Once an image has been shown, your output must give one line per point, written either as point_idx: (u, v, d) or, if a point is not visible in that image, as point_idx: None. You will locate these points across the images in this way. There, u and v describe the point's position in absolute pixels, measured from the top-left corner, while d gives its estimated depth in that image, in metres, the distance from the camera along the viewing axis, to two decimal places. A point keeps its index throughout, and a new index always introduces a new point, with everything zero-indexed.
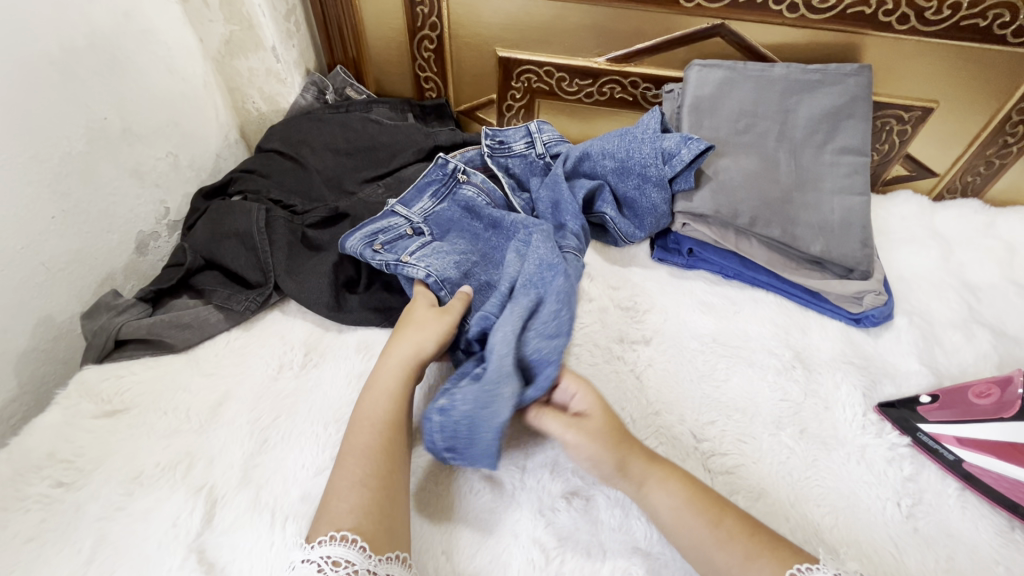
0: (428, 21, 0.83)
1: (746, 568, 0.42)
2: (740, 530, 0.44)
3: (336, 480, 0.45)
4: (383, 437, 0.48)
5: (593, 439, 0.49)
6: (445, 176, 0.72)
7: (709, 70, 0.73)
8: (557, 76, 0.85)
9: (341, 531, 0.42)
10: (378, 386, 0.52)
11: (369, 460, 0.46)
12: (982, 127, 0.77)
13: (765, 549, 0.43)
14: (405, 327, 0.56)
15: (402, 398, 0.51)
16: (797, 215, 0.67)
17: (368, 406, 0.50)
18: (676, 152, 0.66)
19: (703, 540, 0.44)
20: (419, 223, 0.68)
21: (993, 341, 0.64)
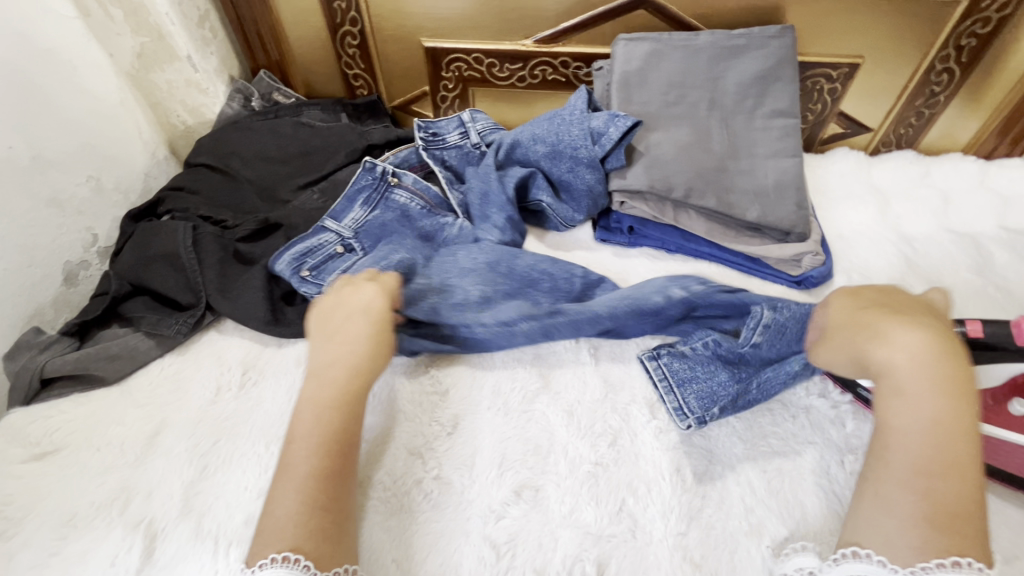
0: (348, 16, 0.81)
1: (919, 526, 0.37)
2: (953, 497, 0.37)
3: (277, 508, 0.41)
4: (334, 456, 0.44)
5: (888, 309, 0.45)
6: (377, 182, 0.69)
7: (636, 44, 0.72)
8: (487, 62, 0.83)
9: (280, 552, 0.38)
10: (324, 398, 0.47)
11: (320, 479, 0.43)
12: (909, 78, 0.77)
13: (955, 525, 0.36)
14: (331, 335, 0.51)
15: (352, 411, 0.47)
16: (731, 183, 0.67)
17: (300, 424, 0.46)
18: (605, 131, 0.66)
19: (924, 485, 0.38)
20: (345, 238, 0.67)
21: (930, 290, 0.65)
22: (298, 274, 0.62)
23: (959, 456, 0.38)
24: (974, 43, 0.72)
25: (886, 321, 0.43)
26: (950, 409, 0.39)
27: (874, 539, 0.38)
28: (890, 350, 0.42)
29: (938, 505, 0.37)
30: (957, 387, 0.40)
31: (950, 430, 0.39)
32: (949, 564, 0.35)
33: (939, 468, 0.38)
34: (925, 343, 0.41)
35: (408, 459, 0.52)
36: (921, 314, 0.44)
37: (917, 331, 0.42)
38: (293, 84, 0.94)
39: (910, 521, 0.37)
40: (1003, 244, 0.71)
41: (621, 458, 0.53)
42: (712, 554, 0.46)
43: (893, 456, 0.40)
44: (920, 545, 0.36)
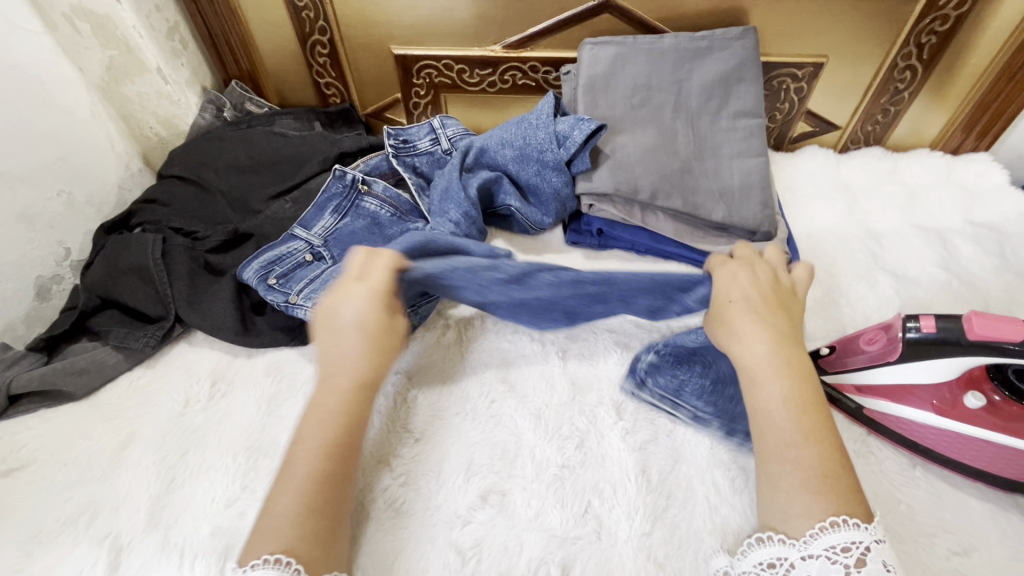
0: (317, 25, 0.81)
1: (802, 491, 0.39)
2: (818, 462, 0.40)
3: (279, 502, 0.41)
4: (337, 459, 0.44)
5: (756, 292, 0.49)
6: (345, 192, 0.70)
7: (601, 47, 0.72)
8: (457, 68, 0.84)
9: (274, 554, 0.38)
10: (329, 404, 0.46)
11: (321, 485, 0.42)
12: (873, 76, 0.78)
13: (831, 490, 0.39)
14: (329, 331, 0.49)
15: (353, 418, 0.46)
16: (697, 184, 0.68)
17: (310, 429, 0.45)
18: (569, 134, 0.66)
19: (805, 461, 0.40)
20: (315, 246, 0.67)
21: (895, 286, 0.66)
22: (265, 282, 0.63)
23: (812, 425, 0.42)
24: (934, 41, 0.73)
25: (740, 317, 0.47)
26: (793, 385, 0.43)
27: (783, 522, 0.39)
28: (749, 338, 0.46)
29: (815, 473, 0.39)
30: (793, 366, 0.45)
31: (801, 399, 0.43)
32: (828, 527, 0.37)
33: (801, 438, 0.41)
34: (768, 333, 0.46)
35: (375, 469, 0.52)
36: (767, 307, 0.48)
37: (763, 326, 0.46)
38: (266, 93, 0.94)
39: (795, 488, 0.39)
40: (968, 238, 0.71)
41: (588, 460, 0.53)
42: (676, 554, 0.47)
43: (766, 434, 0.42)
44: (805, 512, 0.38)
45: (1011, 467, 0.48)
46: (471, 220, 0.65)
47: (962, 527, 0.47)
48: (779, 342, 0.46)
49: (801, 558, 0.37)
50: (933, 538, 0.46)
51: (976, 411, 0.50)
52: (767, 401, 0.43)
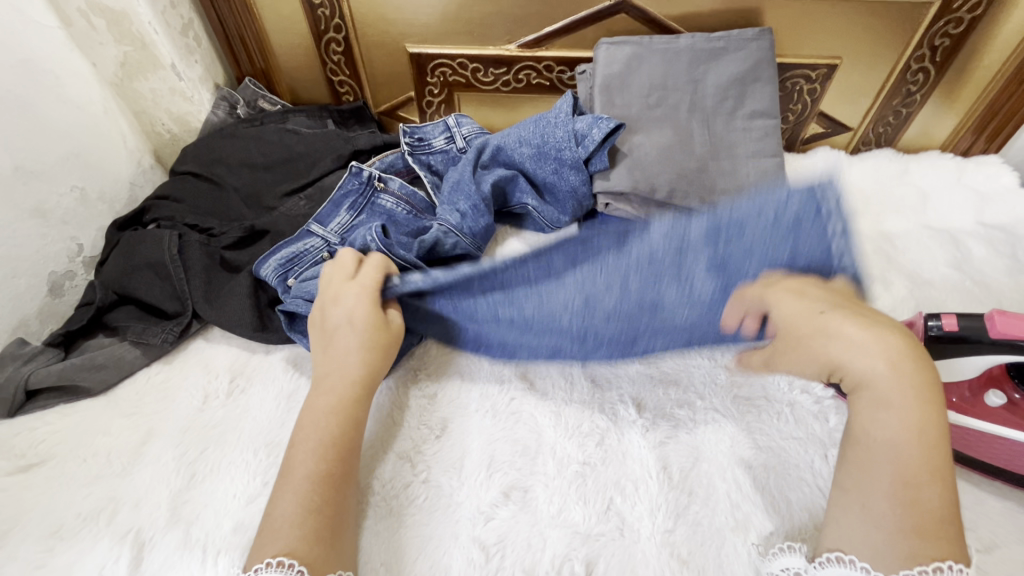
0: (332, 23, 0.81)
1: (894, 537, 0.36)
2: (940, 509, 0.36)
3: (276, 509, 0.41)
4: (336, 461, 0.45)
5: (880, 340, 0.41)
6: (362, 188, 0.70)
7: (618, 47, 0.72)
8: (471, 67, 0.84)
9: (277, 557, 0.38)
10: (322, 405, 0.48)
11: (318, 485, 0.43)
12: (885, 78, 0.79)
13: (942, 536, 0.36)
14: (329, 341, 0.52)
15: (352, 417, 0.48)
16: (713, 183, 0.68)
17: (310, 431, 0.46)
18: (588, 132, 0.66)
19: (928, 510, 0.36)
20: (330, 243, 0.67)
21: (909, 285, 0.66)
22: (284, 282, 0.62)
23: (938, 463, 0.38)
24: (947, 43, 0.74)
25: (840, 321, 0.43)
26: (925, 415, 0.39)
27: (863, 550, 0.37)
28: (852, 353, 0.42)
29: (936, 514, 0.36)
30: (926, 389, 0.40)
31: (921, 430, 0.39)
32: (932, 570, 0.34)
33: (926, 478, 0.37)
34: (897, 346, 0.41)
35: (396, 464, 0.52)
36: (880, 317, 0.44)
37: (888, 340, 0.41)
38: (278, 91, 0.94)
39: (895, 533, 0.36)
40: (979, 239, 0.72)
41: (609, 457, 0.53)
42: (698, 551, 0.47)
43: (880, 465, 0.39)
44: (908, 554, 0.35)
45: None
46: (480, 213, 0.66)
47: (983, 524, 0.47)
48: (902, 360, 0.41)
49: None
50: None
51: (1001, 407, 0.50)
52: (884, 430, 0.39)
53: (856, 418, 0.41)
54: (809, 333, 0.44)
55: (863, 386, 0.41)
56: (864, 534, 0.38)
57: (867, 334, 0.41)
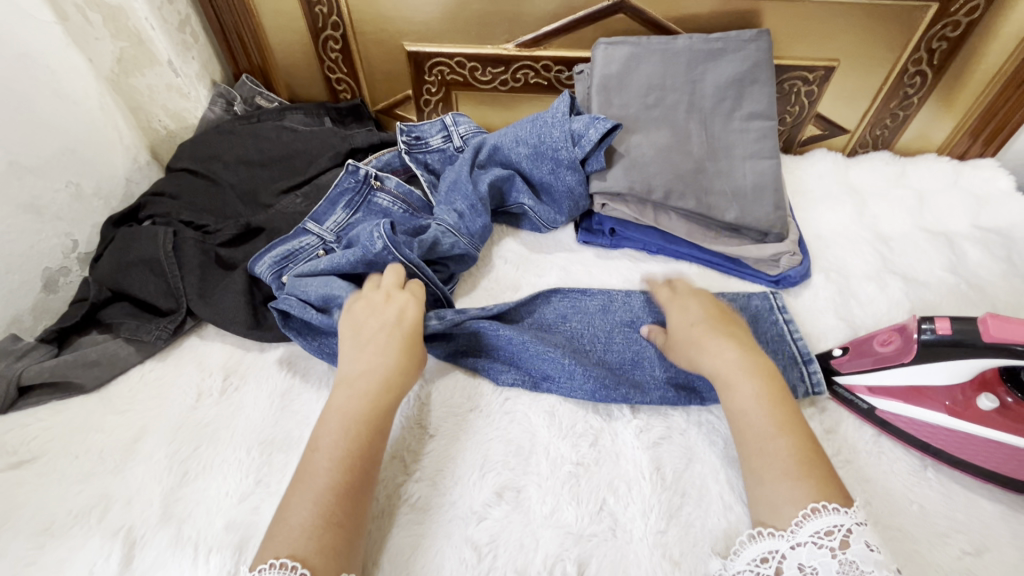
0: (330, 20, 0.81)
1: (780, 480, 0.43)
2: (795, 452, 0.44)
3: (293, 516, 0.41)
4: (355, 471, 0.44)
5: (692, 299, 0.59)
6: (358, 186, 0.69)
7: (615, 47, 0.73)
8: (469, 66, 0.84)
9: (279, 558, 0.39)
10: (353, 409, 0.47)
11: (340, 497, 0.42)
12: (883, 81, 0.79)
13: (811, 479, 0.43)
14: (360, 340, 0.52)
15: (377, 427, 0.47)
16: (710, 184, 0.68)
17: (330, 438, 0.46)
18: (585, 133, 0.65)
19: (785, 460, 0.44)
20: (327, 242, 0.67)
21: (905, 288, 0.66)
22: (279, 279, 0.63)
23: (785, 418, 0.47)
24: (945, 46, 0.74)
25: (708, 337, 0.53)
26: (768, 389, 0.48)
27: (773, 516, 0.42)
28: (712, 354, 0.51)
29: (792, 461, 0.44)
30: (764, 370, 0.50)
31: (773, 395, 0.48)
32: (811, 513, 0.41)
33: (776, 430, 0.46)
34: (737, 346, 0.51)
35: (390, 463, 0.52)
36: (730, 323, 0.55)
37: (730, 341, 0.52)
38: (275, 88, 0.94)
39: (779, 477, 0.43)
40: (976, 242, 0.72)
41: (602, 458, 0.53)
42: (691, 552, 0.47)
43: (750, 431, 0.47)
44: (794, 499, 0.42)
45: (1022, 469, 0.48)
46: (476, 213, 0.66)
47: (975, 527, 0.47)
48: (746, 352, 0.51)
49: (790, 547, 0.40)
50: (946, 537, 0.46)
51: (989, 411, 0.51)
52: (745, 403, 0.48)
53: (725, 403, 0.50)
54: (688, 341, 0.54)
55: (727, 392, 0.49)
56: (757, 495, 0.44)
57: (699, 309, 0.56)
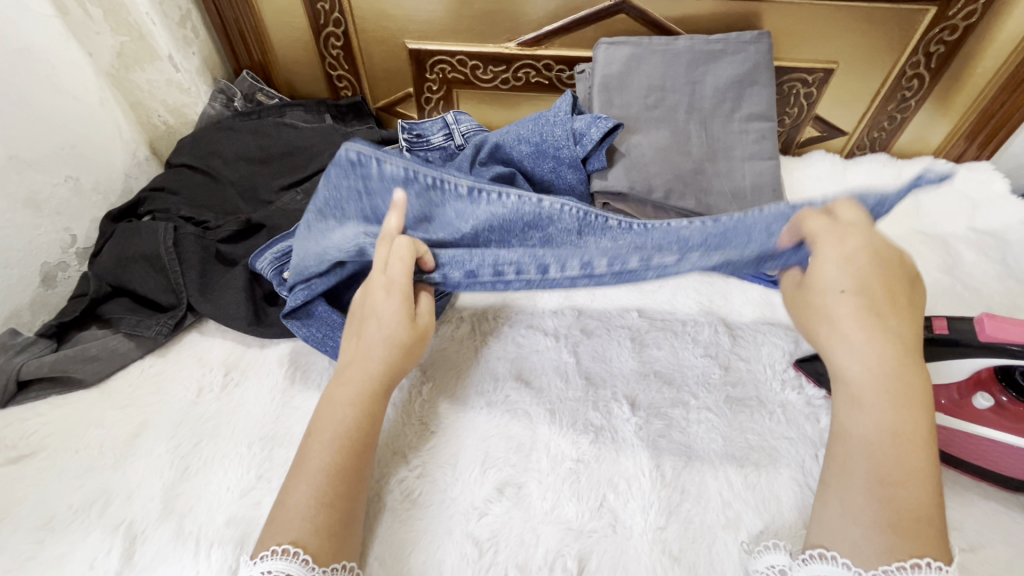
0: (331, 17, 0.80)
1: (875, 529, 0.34)
2: (913, 504, 0.34)
3: (292, 497, 0.40)
4: (349, 455, 0.43)
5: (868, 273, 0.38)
6: (361, 159, 0.53)
7: (617, 47, 0.73)
8: (470, 64, 0.84)
9: (282, 544, 0.38)
10: (341, 397, 0.45)
11: (332, 477, 0.42)
12: (881, 84, 0.79)
13: (915, 532, 0.33)
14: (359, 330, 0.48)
15: (371, 412, 0.45)
16: (709, 184, 0.69)
17: (324, 419, 0.44)
18: (586, 132, 0.66)
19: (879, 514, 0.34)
20: (331, 210, 0.57)
21: None
22: (280, 274, 0.62)
23: (916, 462, 0.35)
24: (942, 49, 0.75)
25: (854, 320, 0.37)
26: (906, 416, 0.36)
27: (843, 545, 0.35)
28: (845, 346, 0.37)
29: (901, 513, 0.34)
30: (910, 392, 0.36)
31: (907, 418, 0.36)
32: (909, 566, 0.32)
33: (902, 475, 0.34)
34: (883, 351, 0.36)
35: (391, 459, 0.52)
36: (890, 314, 0.37)
37: (879, 337, 0.37)
38: (276, 85, 0.93)
39: (875, 525, 0.34)
40: (970, 245, 0.73)
41: (602, 455, 0.53)
42: (690, 548, 0.47)
43: (856, 466, 0.36)
44: (884, 549, 0.33)
45: (1011, 466, 0.49)
46: None
47: (969, 525, 0.48)
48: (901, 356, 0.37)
49: None
50: None
51: (987, 411, 0.51)
52: (863, 427, 0.36)
53: (836, 412, 0.39)
54: (811, 312, 0.40)
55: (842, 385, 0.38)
56: (830, 531, 0.36)
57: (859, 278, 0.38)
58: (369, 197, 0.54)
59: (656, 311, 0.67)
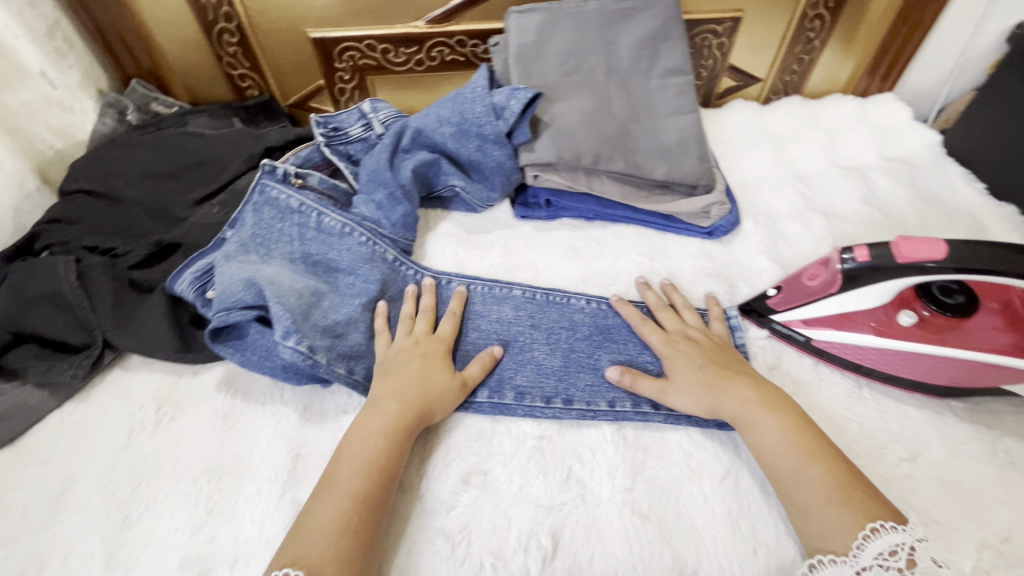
0: (221, 12, 0.74)
1: (824, 509, 0.43)
2: (828, 479, 0.44)
3: (314, 521, 0.42)
4: (376, 482, 0.45)
5: (695, 349, 0.55)
6: (303, 207, 0.62)
7: (527, 16, 0.72)
8: (380, 48, 0.79)
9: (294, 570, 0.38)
10: (374, 424, 0.48)
11: (360, 505, 0.43)
12: (785, 28, 0.81)
13: (850, 497, 0.42)
14: (388, 370, 0.53)
15: (400, 443, 0.48)
16: (637, 144, 0.68)
17: (356, 448, 0.47)
18: (506, 105, 0.64)
19: (821, 500, 0.43)
20: (249, 249, 0.58)
21: (826, 223, 0.70)
22: (204, 295, 0.58)
23: (811, 444, 0.46)
24: None
25: (723, 378, 0.51)
26: (782, 417, 0.48)
27: (823, 538, 0.42)
28: (732, 399, 0.50)
29: (833, 485, 0.43)
30: (777, 400, 0.49)
31: (794, 421, 0.48)
32: (870, 533, 0.40)
33: (806, 460, 0.45)
34: (750, 391, 0.50)
35: None
36: (729, 365, 0.53)
37: (746, 384, 0.51)
38: (172, 91, 0.85)
39: (823, 507, 0.43)
40: (884, 172, 0.77)
41: (564, 428, 0.54)
42: (658, 504, 0.48)
43: (776, 469, 0.46)
44: (841, 526, 0.41)
45: (941, 376, 0.53)
46: (395, 201, 0.64)
47: (908, 435, 0.52)
48: (761, 390, 0.50)
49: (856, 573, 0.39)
50: (885, 448, 0.51)
51: (907, 327, 0.54)
52: (768, 438, 0.47)
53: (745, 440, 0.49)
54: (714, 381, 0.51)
55: (750, 432, 0.48)
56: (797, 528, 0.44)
57: (701, 355, 0.54)
58: (303, 241, 0.60)
59: (598, 278, 0.66)
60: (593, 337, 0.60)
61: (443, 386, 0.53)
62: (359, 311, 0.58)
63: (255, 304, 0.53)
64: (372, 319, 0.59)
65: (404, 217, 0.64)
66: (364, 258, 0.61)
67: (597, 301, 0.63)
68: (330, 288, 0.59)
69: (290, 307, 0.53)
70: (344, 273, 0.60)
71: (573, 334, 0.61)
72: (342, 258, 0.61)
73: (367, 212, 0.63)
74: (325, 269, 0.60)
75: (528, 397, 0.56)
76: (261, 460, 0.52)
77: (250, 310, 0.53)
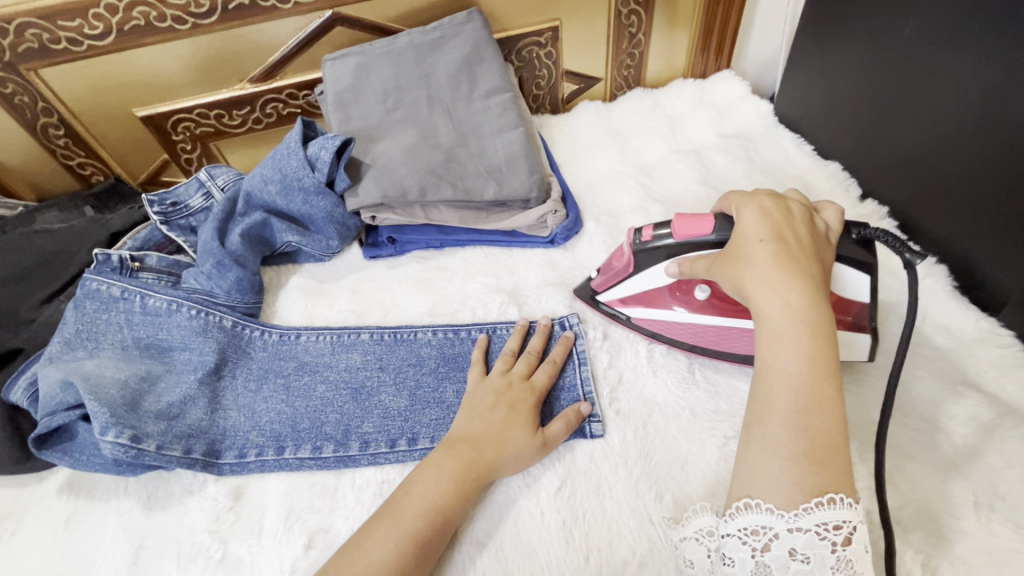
0: (38, 108, 0.74)
1: (789, 466, 0.36)
2: (829, 439, 0.36)
3: (374, 550, 0.42)
4: (436, 526, 0.45)
5: (769, 220, 0.44)
6: (126, 293, 0.61)
7: (341, 62, 0.73)
8: (213, 114, 0.79)
9: None
10: (447, 465, 0.48)
11: (417, 546, 0.43)
12: (606, 27, 0.83)
13: (827, 465, 0.36)
14: (471, 413, 0.52)
15: (468, 495, 0.47)
16: (464, 169, 0.69)
17: (422, 485, 0.47)
18: (318, 155, 0.65)
19: (797, 454, 0.36)
20: (75, 345, 0.58)
21: (663, 212, 0.72)
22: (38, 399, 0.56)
23: (829, 393, 0.37)
24: None
25: (768, 263, 0.41)
26: (815, 349, 0.38)
27: (760, 486, 0.37)
28: (774, 298, 0.40)
29: (806, 442, 0.36)
30: (819, 325, 0.39)
31: (822, 354, 0.38)
32: (827, 502, 0.35)
33: (815, 405, 0.37)
34: (802, 295, 0.39)
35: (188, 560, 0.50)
36: (801, 257, 0.42)
37: (796, 282, 0.40)
38: (16, 193, 0.84)
39: (790, 458, 0.36)
40: (720, 150, 0.79)
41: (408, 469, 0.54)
42: (496, 528, 0.49)
43: (781, 401, 0.38)
44: (801, 484, 0.35)
45: None
46: (225, 268, 0.64)
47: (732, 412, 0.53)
48: (808, 308, 0.39)
49: (788, 530, 0.35)
50: (713, 430, 0.52)
51: (706, 300, 0.54)
52: (785, 363, 0.38)
53: (757, 351, 0.40)
54: (734, 258, 0.43)
55: (766, 352, 0.39)
56: (747, 465, 0.38)
57: (768, 228, 0.43)
58: (131, 328, 0.60)
59: (445, 306, 0.66)
60: (440, 367, 0.60)
61: (522, 442, 0.50)
62: (195, 387, 0.58)
63: (77, 403, 0.53)
64: (212, 391, 0.58)
65: (236, 282, 0.64)
66: (197, 332, 0.61)
67: (443, 330, 0.63)
68: (165, 369, 0.59)
69: (111, 401, 0.53)
70: (181, 349, 0.60)
71: (424, 368, 0.61)
72: (176, 336, 0.60)
73: (196, 285, 0.64)
74: (160, 350, 0.60)
75: (372, 445, 0.56)
76: (104, 560, 0.51)
77: (70, 411, 0.53)
